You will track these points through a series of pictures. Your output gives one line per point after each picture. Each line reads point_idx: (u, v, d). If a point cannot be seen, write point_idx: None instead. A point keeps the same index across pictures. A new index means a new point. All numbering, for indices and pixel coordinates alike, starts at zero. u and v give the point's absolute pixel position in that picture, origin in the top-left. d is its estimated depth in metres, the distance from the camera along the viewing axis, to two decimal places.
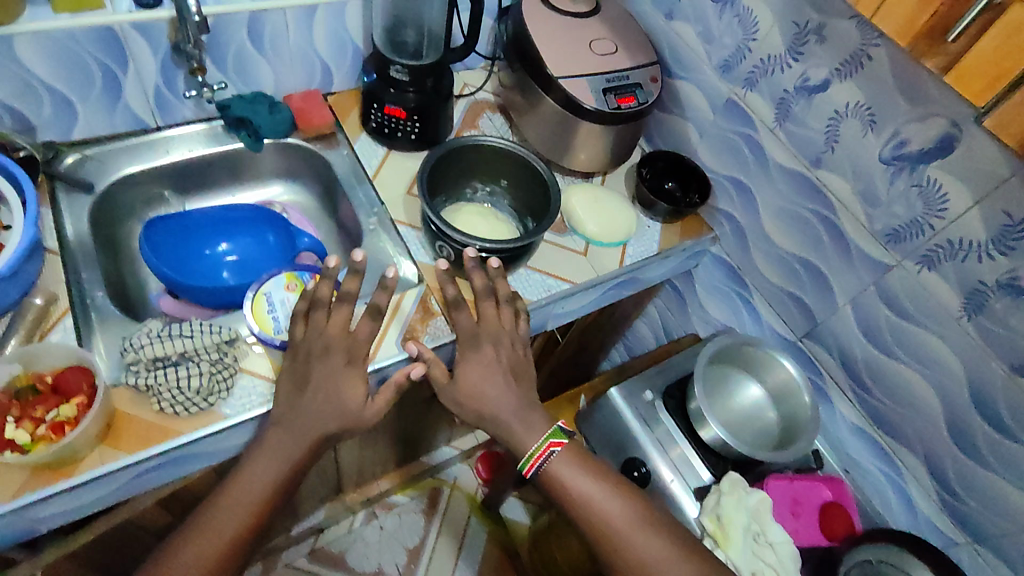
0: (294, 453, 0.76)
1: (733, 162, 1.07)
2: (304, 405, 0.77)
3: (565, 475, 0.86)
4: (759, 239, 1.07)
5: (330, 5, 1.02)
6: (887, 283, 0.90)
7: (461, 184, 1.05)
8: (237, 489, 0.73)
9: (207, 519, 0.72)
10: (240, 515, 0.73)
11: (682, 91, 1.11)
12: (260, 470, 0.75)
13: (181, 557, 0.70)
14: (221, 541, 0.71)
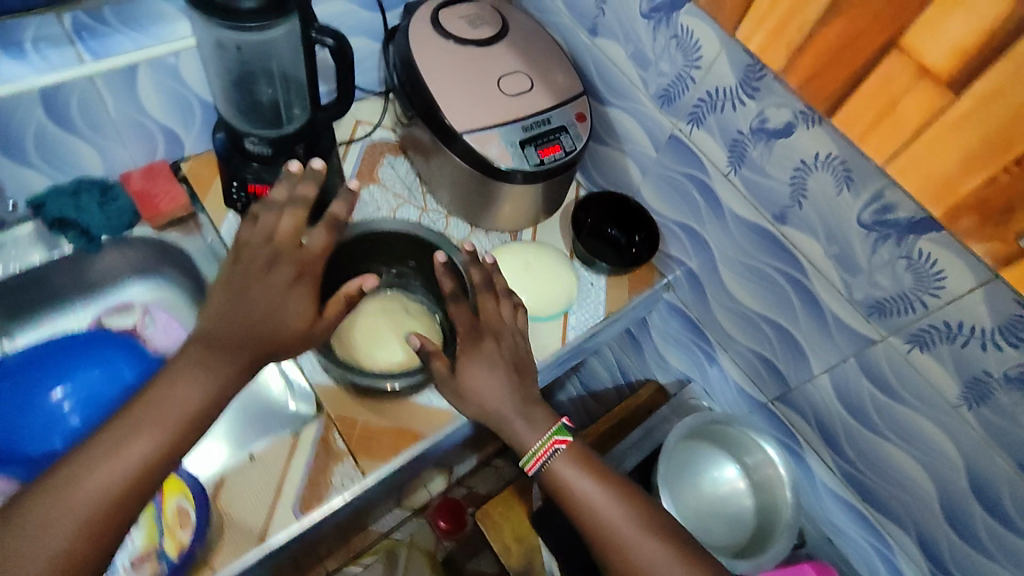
0: (224, 363, 0.63)
1: (684, 207, 0.91)
2: (238, 309, 0.65)
3: (568, 478, 0.74)
4: (721, 297, 0.94)
5: (152, 62, 0.77)
6: (871, 358, 0.77)
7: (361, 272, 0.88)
8: (155, 408, 0.60)
9: (115, 444, 0.58)
10: (151, 437, 0.59)
11: (617, 121, 0.93)
12: (183, 374, 0.62)
13: (76, 486, 0.55)
14: (128, 468, 0.57)
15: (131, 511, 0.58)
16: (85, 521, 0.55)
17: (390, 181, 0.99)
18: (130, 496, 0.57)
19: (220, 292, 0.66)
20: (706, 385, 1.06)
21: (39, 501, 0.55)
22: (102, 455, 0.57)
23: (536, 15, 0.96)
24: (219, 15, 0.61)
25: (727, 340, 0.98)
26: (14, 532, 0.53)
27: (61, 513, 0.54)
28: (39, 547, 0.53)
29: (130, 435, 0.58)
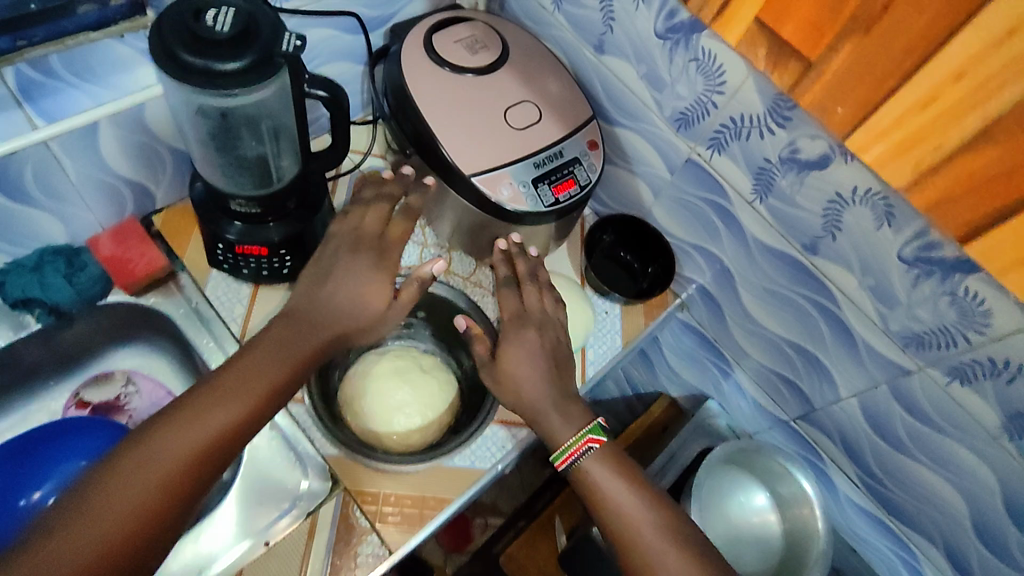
0: (301, 345, 0.65)
1: (701, 230, 0.87)
2: (316, 296, 0.69)
3: (597, 476, 0.70)
4: (740, 319, 0.91)
5: (114, 116, 0.69)
6: (905, 386, 0.75)
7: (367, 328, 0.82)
8: (240, 378, 0.61)
9: (204, 407, 0.58)
10: (237, 402, 0.59)
11: (627, 142, 0.88)
12: (266, 351, 0.64)
13: (164, 442, 0.55)
14: (213, 432, 0.57)
15: (210, 474, 0.57)
16: (172, 477, 0.54)
17: None
18: (214, 458, 0.57)
19: (302, 283, 0.70)
20: (722, 401, 1.04)
21: (130, 456, 0.54)
22: (192, 416, 0.57)
23: (535, 30, 0.89)
24: (198, 80, 0.53)
25: (745, 360, 0.96)
26: (105, 482, 0.52)
27: (148, 467, 0.54)
28: (128, 499, 0.52)
29: (217, 401, 0.59)
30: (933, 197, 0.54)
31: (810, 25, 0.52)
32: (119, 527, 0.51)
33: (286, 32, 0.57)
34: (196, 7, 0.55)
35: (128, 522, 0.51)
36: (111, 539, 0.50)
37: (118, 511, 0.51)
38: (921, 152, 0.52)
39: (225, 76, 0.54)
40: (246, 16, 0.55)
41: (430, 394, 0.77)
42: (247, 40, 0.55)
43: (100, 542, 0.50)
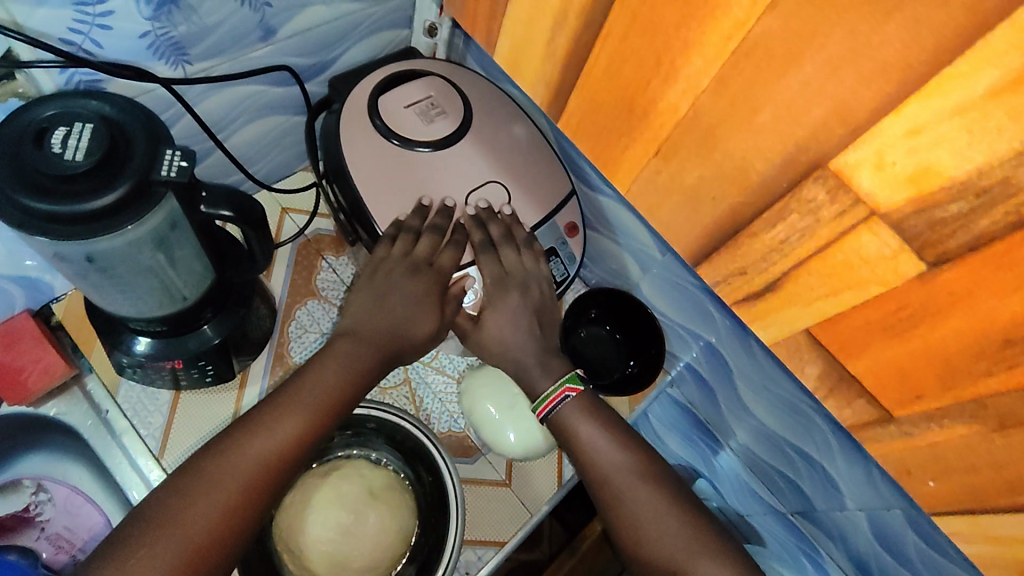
0: (364, 356, 0.60)
1: (697, 317, 0.77)
2: (379, 303, 0.63)
3: (575, 427, 0.63)
4: (734, 408, 0.82)
5: None
6: (922, 517, 0.65)
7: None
8: (301, 392, 0.56)
9: (263, 424, 0.54)
10: (302, 420, 0.55)
11: (612, 214, 0.76)
12: (328, 366, 0.58)
13: (224, 459, 0.52)
14: (271, 453, 0.53)
15: (271, 498, 0.53)
16: (233, 501, 0.51)
17: (333, 293, 0.79)
18: (276, 476, 0.53)
19: (362, 295, 0.64)
20: (713, 480, 0.93)
21: (191, 474, 0.51)
22: (250, 433, 0.53)
23: (505, 83, 0.75)
24: (49, 233, 0.41)
25: (737, 444, 0.87)
26: (170, 503, 0.50)
27: (210, 489, 0.50)
28: (190, 523, 0.49)
29: (276, 416, 0.54)
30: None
31: (896, 375, 0.38)
32: (183, 552, 0.48)
33: (168, 148, 0.44)
34: (39, 128, 0.41)
35: (194, 546, 0.49)
36: (177, 564, 0.48)
37: (180, 533, 0.48)
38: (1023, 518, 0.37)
39: (99, 220, 0.42)
40: (108, 135, 0.42)
41: (379, 526, 0.66)
42: (113, 169, 0.42)
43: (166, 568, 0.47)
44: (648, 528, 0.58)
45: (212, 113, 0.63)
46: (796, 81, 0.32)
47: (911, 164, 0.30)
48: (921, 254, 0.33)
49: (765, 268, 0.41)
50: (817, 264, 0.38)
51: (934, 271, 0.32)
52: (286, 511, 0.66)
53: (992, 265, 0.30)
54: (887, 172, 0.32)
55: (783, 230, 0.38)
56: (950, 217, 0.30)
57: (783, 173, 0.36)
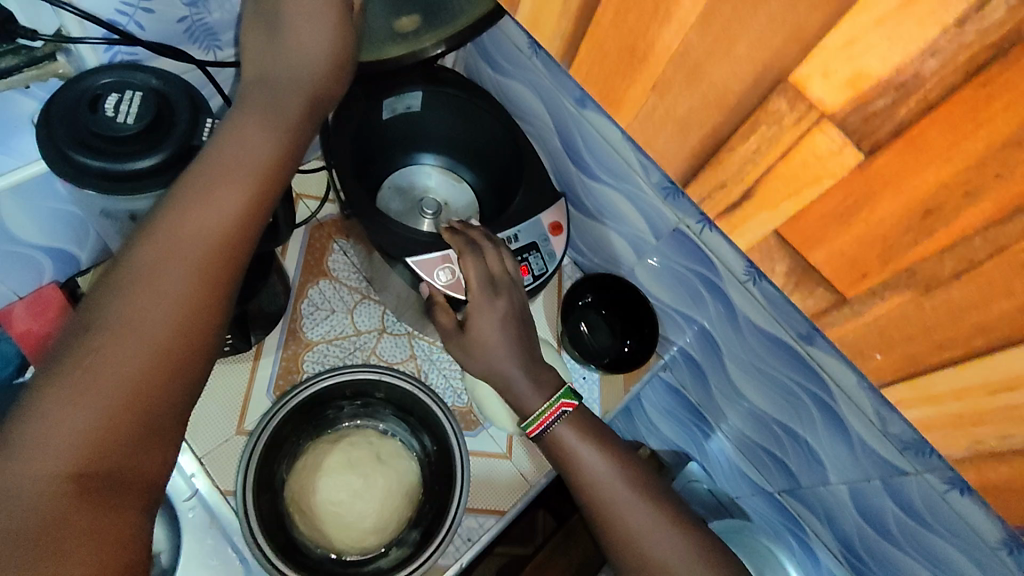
0: (288, 103, 0.50)
1: (688, 299, 0.81)
2: (282, 43, 0.51)
3: (572, 446, 0.65)
4: (725, 389, 0.86)
5: (16, 188, 0.60)
6: (900, 485, 0.69)
7: (317, 414, 0.74)
8: (220, 166, 0.47)
9: (196, 193, 0.45)
10: (235, 201, 0.47)
11: (608, 200, 0.80)
12: (248, 123, 0.49)
13: (159, 243, 0.44)
14: (214, 227, 0.46)
15: (230, 283, 0.47)
16: (173, 317, 0.44)
17: (345, 274, 0.83)
18: (230, 256, 0.46)
19: (256, 33, 0.53)
20: (704, 463, 0.99)
21: (122, 274, 0.44)
22: (184, 206, 0.45)
23: (513, 76, 0.81)
24: (97, 186, 0.45)
25: (727, 424, 0.90)
26: (105, 309, 0.43)
27: (155, 288, 0.44)
28: (124, 360, 0.42)
29: (210, 185, 0.46)
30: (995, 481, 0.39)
31: (851, 266, 0.34)
32: (124, 380, 0.41)
33: (208, 117, 0.49)
34: (92, 95, 0.46)
35: (150, 350, 0.43)
36: (119, 395, 0.41)
37: (129, 340, 0.42)
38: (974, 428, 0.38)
39: (130, 178, 0.45)
40: (156, 101, 0.47)
41: (387, 487, 0.71)
42: (159, 133, 0.46)
43: (123, 375, 0.41)
44: (647, 538, 0.62)
45: None
46: (764, 15, 0.30)
47: (850, 69, 0.29)
48: (859, 145, 0.30)
49: (742, 175, 0.36)
50: (779, 171, 0.34)
51: (871, 159, 0.30)
52: (301, 472, 0.71)
53: (907, 161, 0.29)
54: (832, 77, 0.29)
55: (752, 143, 0.34)
56: (878, 111, 0.29)
57: (755, 87, 0.32)
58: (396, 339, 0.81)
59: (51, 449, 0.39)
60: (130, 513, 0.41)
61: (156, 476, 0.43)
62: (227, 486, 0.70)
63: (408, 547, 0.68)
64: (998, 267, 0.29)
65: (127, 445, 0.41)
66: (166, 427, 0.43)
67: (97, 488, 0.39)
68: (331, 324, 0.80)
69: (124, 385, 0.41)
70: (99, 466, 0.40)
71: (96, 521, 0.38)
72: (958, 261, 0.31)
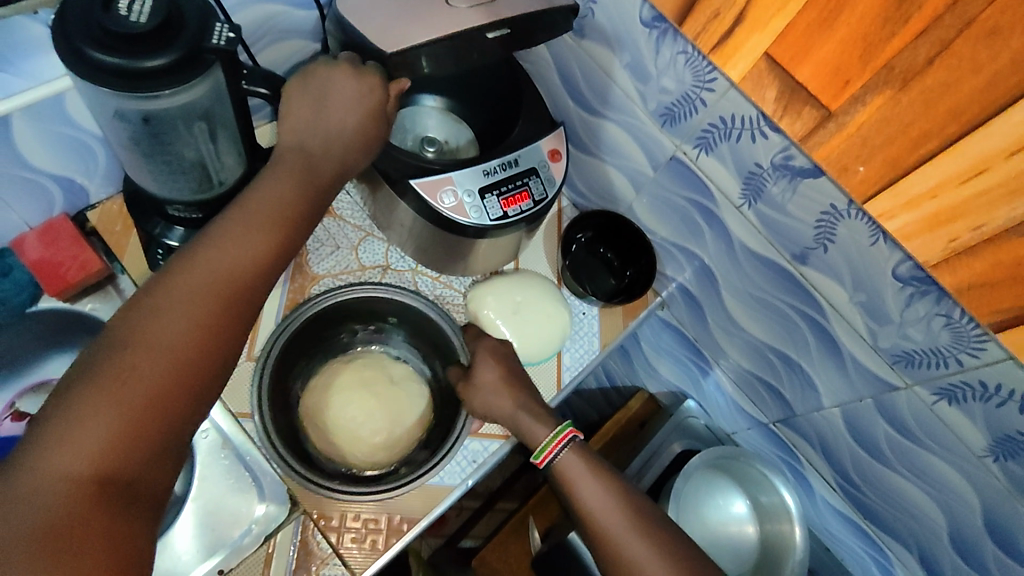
0: (321, 171, 0.55)
1: (685, 232, 0.83)
2: (322, 118, 0.56)
3: (575, 481, 0.67)
4: (722, 321, 0.87)
5: (30, 109, 0.61)
6: (890, 401, 0.71)
7: (333, 333, 0.81)
8: (252, 206, 0.51)
9: (229, 231, 0.49)
10: (264, 240, 0.50)
11: (607, 134, 0.82)
12: (287, 176, 0.53)
13: (193, 273, 0.47)
14: (239, 263, 0.48)
15: (248, 312, 0.49)
16: (195, 338, 0.45)
17: (349, 212, 0.85)
18: (253, 295, 0.49)
19: (300, 101, 0.56)
20: (701, 401, 1.03)
21: (152, 296, 0.46)
22: (218, 243, 0.48)
23: None
24: (118, 84, 0.47)
25: (724, 360, 0.92)
26: (132, 322, 0.44)
27: (182, 309, 0.46)
28: (147, 376, 0.43)
29: (244, 227, 0.50)
30: (965, 278, 0.54)
31: (830, 72, 0.52)
32: (148, 397, 0.43)
33: (217, 23, 0.50)
34: None
35: (174, 366, 0.44)
36: (142, 409, 0.43)
37: (157, 355, 0.44)
38: (951, 224, 0.52)
39: (143, 78, 0.47)
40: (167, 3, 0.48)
41: (400, 407, 0.75)
42: (173, 33, 0.47)
43: (149, 389, 0.43)
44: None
45: (245, 23, 0.69)
46: None
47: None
48: None
49: None
50: None
51: None
52: (312, 394, 0.76)
53: None
54: None
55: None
56: None
57: None
58: (400, 275, 0.83)
59: (78, 452, 0.40)
60: (139, 522, 0.42)
61: (164, 489, 0.44)
62: (240, 408, 0.72)
63: (415, 464, 0.73)
64: (967, 38, 0.44)
65: (144, 455, 0.42)
66: (179, 443, 0.45)
67: (116, 494, 0.41)
68: (337, 259, 0.82)
69: (150, 399, 0.43)
70: (119, 473, 0.41)
71: (111, 522, 0.40)
72: (933, 42, 0.45)
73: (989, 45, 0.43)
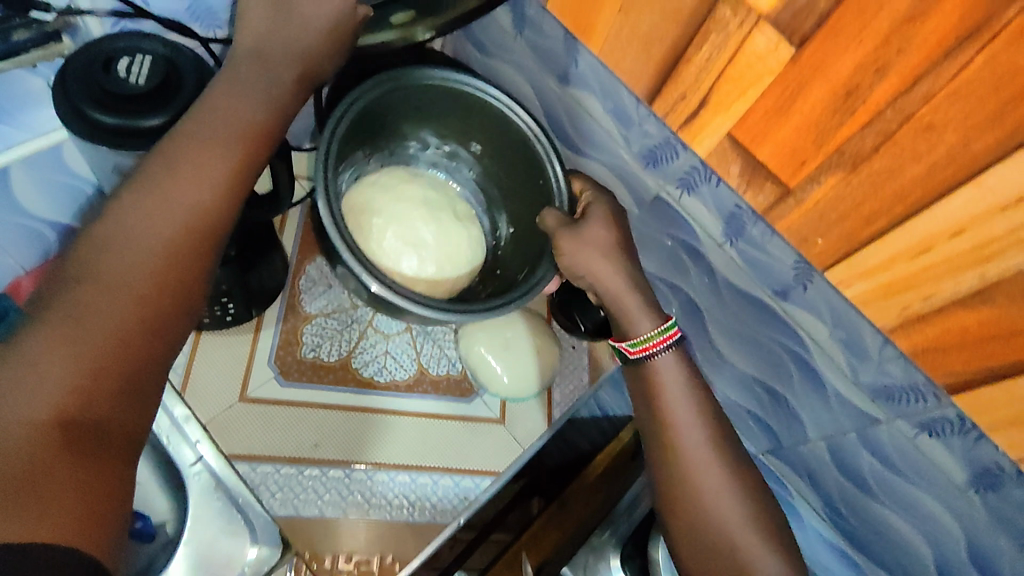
0: (282, 76, 0.52)
1: (670, 267, 0.84)
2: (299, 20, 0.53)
3: (666, 393, 0.64)
4: (709, 353, 0.89)
5: (28, 159, 0.63)
6: (874, 434, 0.73)
7: (406, 138, 0.81)
8: (202, 125, 0.48)
9: (181, 158, 0.47)
10: (219, 164, 0.48)
11: (593, 173, 0.84)
12: (240, 92, 0.50)
13: (146, 207, 0.45)
14: (192, 194, 0.47)
15: (212, 250, 0.48)
16: (155, 273, 0.45)
17: None
18: (213, 229, 0.48)
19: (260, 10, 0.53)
20: None
21: (103, 236, 0.45)
22: (170, 176, 0.46)
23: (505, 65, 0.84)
24: (112, 143, 0.48)
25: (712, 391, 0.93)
26: (87, 262, 0.44)
27: (139, 247, 0.45)
28: (107, 312, 0.43)
29: (196, 151, 0.48)
30: (920, 341, 0.60)
31: (789, 155, 0.58)
32: (108, 335, 0.42)
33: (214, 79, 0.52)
34: (104, 57, 0.49)
35: (132, 301, 0.44)
36: (103, 346, 0.42)
37: (115, 294, 0.43)
38: (905, 293, 0.58)
39: (140, 134, 0.48)
40: (164, 63, 0.50)
41: (458, 249, 0.81)
42: (167, 91, 0.49)
43: (108, 328, 0.43)
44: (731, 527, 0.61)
45: None
46: None
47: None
48: None
49: None
50: None
51: None
52: (362, 190, 0.79)
53: None
54: None
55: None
56: None
57: None
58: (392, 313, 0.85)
59: (36, 394, 0.40)
60: (113, 466, 0.42)
61: (136, 428, 0.44)
62: (232, 450, 0.73)
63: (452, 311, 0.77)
64: (906, 131, 0.49)
65: (112, 395, 0.42)
66: (146, 383, 0.45)
67: (81, 438, 0.40)
68: (329, 298, 0.83)
69: (108, 339, 0.42)
70: (85, 415, 0.41)
71: (77, 466, 0.40)
72: (879, 132, 0.51)
73: (927, 138, 0.49)
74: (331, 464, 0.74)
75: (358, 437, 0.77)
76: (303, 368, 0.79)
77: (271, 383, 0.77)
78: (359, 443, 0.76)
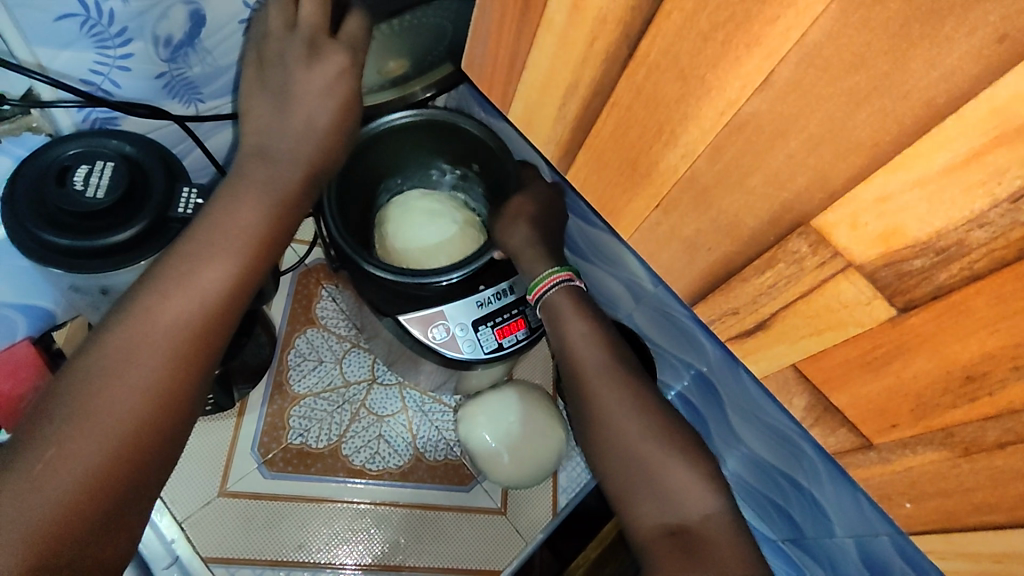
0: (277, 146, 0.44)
1: (685, 344, 0.77)
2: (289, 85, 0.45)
3: (559, 318, 0.57)
4: (724, 433, 0.81)
5: None
6: (903, 543, 0.63)
7: (422, 165, 0.69)
8: (209, 228, 0.42)
9: (181, 264, 0.41)
10: (231, 264, 0.42)
11: (605, 244, 0.78)
12: (243, 196, 0.43)
13: (140, 321, 0.39)
14: (204, 299, 0.41)
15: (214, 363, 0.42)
16: (152, 396, 0.39)
17: (332, 322, 0.81)
18: (206, 340, 0.41)
19: (261, 96, 0.46)
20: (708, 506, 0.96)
21: (81, 366, 0.38)
22: (164, 289, 0.40)
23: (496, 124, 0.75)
24: (61, 265, 0.44)
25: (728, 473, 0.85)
26: (79, 384, 0.38)
27: (134, 368, 0.38)
28: (97, 442, 0.37)
29: (209, 254, 0.41)
30: None
31: None
32: (89, 474, 0.36)
33: (185, 187, 0.47)
34: (63, 165, 0.45)
35: (122, 430, 0.38)
36: (82, 486, 0.36)
37: (86, 438, 0.37)
38: None
39: (95, 252, 0.44)
40: (129, 172, 0.45)
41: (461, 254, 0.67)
42: (128, 208, 0.45)
43: (90, 466, 0.37)
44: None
45: (222, 147, 0.65)
46: (782, 154, 0.32)
47: (882, 226, 0.31)
48: (890, 299, 0.33)
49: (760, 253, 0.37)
50: (799, 311, 0.38)
51: (903, 315, 0.33)
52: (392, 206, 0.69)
53: (945, 323, 0.32)
54: (860, 231, 0.32)
55: (766, 278, 0.38)
56: (916, 269, 0.31)
57: (772, 228, 0.35)
58: (386, 390, 0.79)
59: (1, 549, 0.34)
60: None
61: (112, 566, 0.38)
62: (209, 553, 0.68)
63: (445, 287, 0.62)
64: None
65: (86, 539, 0.36)
66: (131, 513, 0.39)
67: None
68: (319, 375, 0.78)
69: (85, 482, 0.36)
70: (55, 563, 0.35)
71: None
72: None
73: None
74: (314, 567, 0.69)
75: (345, 536, 0.71)
76: (289, 456, 0.73)
77: (253, 474, 0.72)
78: (346, 543, 0.71)
